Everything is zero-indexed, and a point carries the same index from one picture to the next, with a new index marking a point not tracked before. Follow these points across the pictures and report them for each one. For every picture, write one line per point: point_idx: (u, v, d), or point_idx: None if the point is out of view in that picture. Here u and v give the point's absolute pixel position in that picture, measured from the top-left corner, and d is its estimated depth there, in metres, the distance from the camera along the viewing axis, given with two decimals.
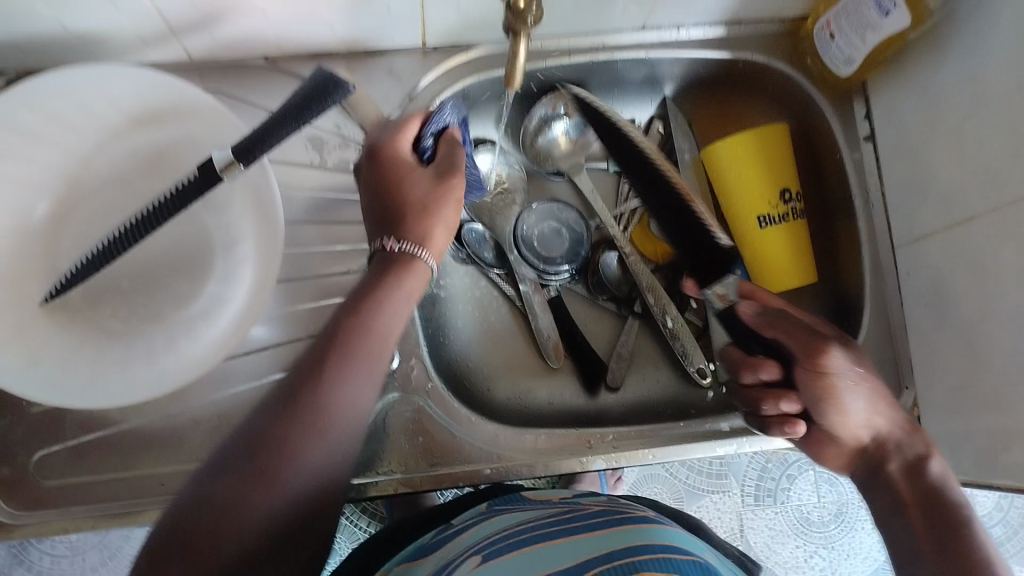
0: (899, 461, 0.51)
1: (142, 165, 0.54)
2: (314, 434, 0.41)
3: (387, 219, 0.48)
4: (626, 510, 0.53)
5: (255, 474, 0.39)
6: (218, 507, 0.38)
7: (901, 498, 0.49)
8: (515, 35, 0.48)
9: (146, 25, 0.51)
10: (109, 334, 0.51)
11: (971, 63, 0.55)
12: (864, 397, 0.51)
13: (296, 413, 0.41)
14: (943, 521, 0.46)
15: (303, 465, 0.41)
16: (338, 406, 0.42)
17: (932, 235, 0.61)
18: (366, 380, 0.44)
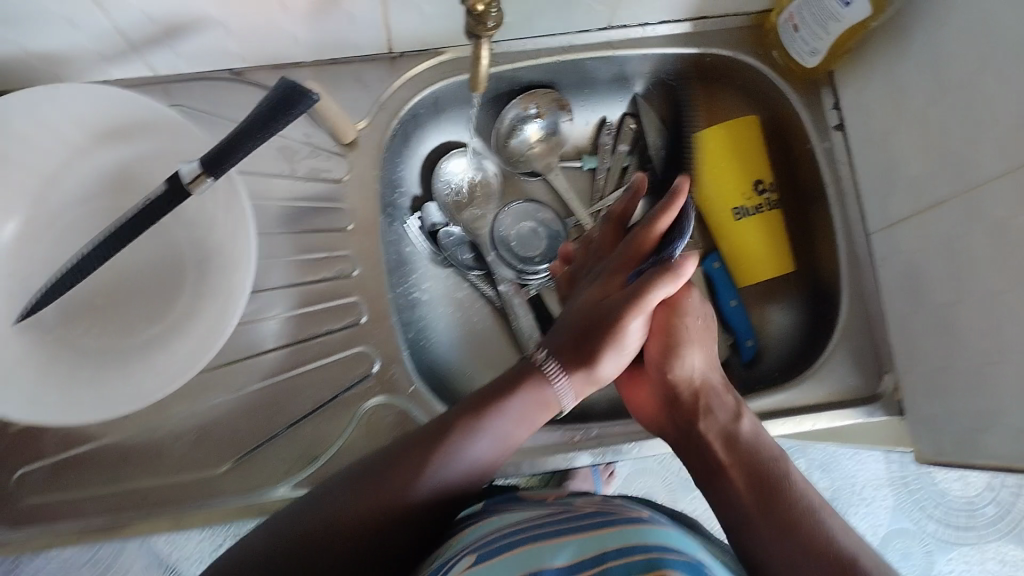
0: (716, 422, 0.54)
1: (111, 183, 0.54)
2: (441, 470, 0.49)
3: (573, 349, 0.53)
4: (620, 513, 0.53)
5: (364, 500, 0.48)
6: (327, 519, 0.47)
7: (718, 461, 0.53)
8: (478, 39, 0.49)
9: (107, 42, 0.51)
10: (85, 352, 0.51)
11: (932, 52, 0.56)
12: (693, 348, 0.56)
13: (423, 458, 0.49)
14: (772, 495, 0.49)
15: (418, 495, 0.49)
16: (467, 459, 0.50)
17: (903, 222, 0.61)
18: (489, 436, 0.51)
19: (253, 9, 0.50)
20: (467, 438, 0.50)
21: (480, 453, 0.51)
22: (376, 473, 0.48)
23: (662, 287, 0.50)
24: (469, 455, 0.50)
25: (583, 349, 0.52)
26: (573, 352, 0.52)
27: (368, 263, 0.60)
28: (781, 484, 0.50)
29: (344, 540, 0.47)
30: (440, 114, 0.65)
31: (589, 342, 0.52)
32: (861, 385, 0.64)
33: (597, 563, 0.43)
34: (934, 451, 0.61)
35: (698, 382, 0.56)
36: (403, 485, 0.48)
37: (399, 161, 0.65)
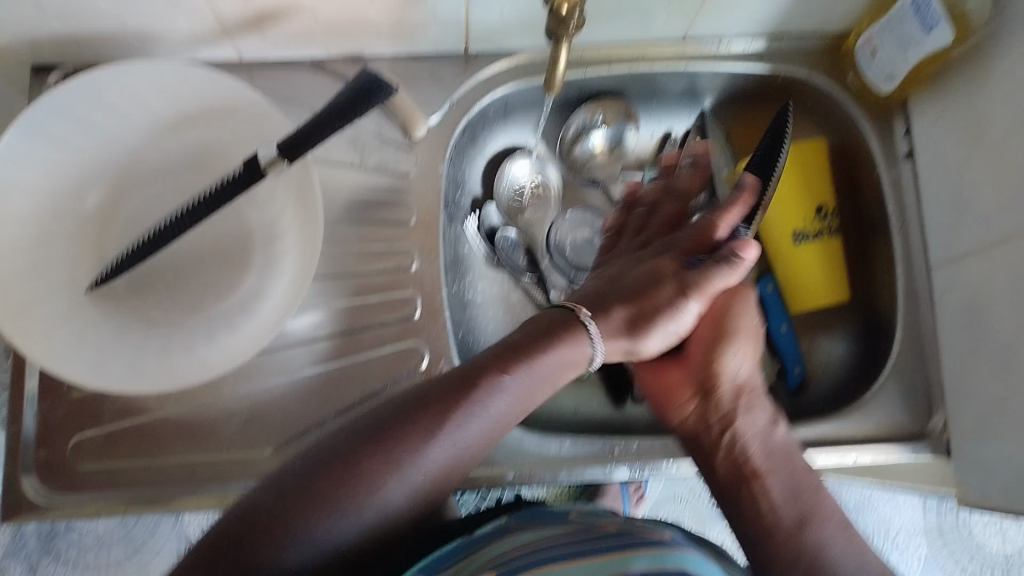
0: (751, 422, 0.49)
1: (189, 160, 0.55)
2: (436, 447, 0.43)
3: (629, 304, 0.49)
4: (642, 530, 0.50)
5: (341, 481, 0.41)
6: (295, 509, 0.40)
7: (746, 468, 0.48)
8: (557, 41, 0.49)
9: (199, 24, 0.52)
10: (149, 322, 0.52)
11: (1013, 85, 0.55)
12: (744, 347, 0.50)
13: (401, 442, 0.42)
14: (801, 520, 0.46)
15: (392, 489, 0.42)
16: (465, 430, 0.44)
17: (969, 256, 0.60)
18: (489, 412, 0.45)
19: (342, 0, 0.51)
20: (455, 420, 0.44)
21: (466, 441, 0.44)
22: (345, 464, 0.41)
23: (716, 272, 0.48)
24: (454, 445, 0.44)
25: (636, 313, 0.48)
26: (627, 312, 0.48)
27: (428, 257, 0.60)
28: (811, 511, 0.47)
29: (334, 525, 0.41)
30: (508, 115, 0.66)
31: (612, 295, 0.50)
32: (909, 422, 0.63)
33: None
34: (980, 496, 0.60)
35: (742, 381, 0.50)
36: (375, 476, 0.42)
37: (463, 159, 0.65)
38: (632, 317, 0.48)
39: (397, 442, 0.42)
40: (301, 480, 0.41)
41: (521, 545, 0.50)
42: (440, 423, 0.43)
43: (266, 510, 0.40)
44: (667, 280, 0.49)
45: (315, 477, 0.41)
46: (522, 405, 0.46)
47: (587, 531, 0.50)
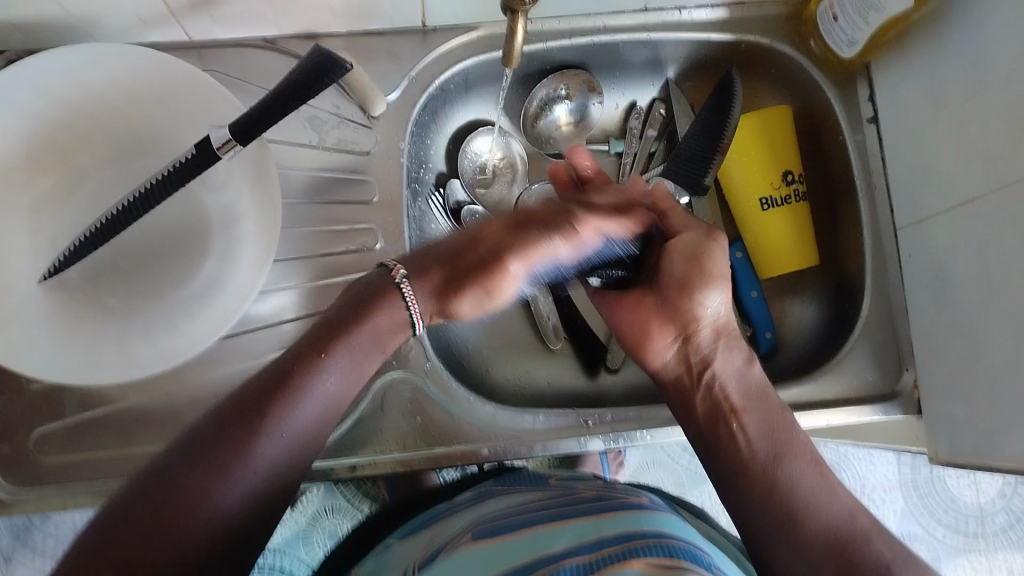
0: (727, 363, 0.52)
1: (141, 144, 0.54)
2: (298, 409, 0.44)
3: (446, 268, 0.50)
4: (620, 495, 0.53)
5: (210, 465, 0.40)
6: (156, 508, 0.38)
7: (723, 405, 0.51)
8: (514, 13, 0.48)
9: (143, 4, 0.51)
10: (107, 313, 0.51)
11: (973, 47, 0.55)
12: (720, 293, 0.52)
13: (240, 435, 0.41)
14: (774, 452, 0.49)
15: (234, 491, 0.41)
16: (323, 389, 0.45)
17: (933, 219, 0.60)
18: (347, 364, 0.46)
19: None
20: (285, 409, 0.43)
21: (301, 426, 0.44)
22: (190, 462, 0.40)
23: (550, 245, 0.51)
24: (291, 428, 0.43)
25: (455, 270, 0.50)
26: (443, 271, 0.50)
27: (392, 236, 0.59)
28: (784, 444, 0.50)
29: (230, 497, 0.41)
30: (469, 90, 0.65)
31: (442, 258, 0.50)
32: (879, 382, 0.64)
33: (594, 549, 0.41)
34: (951, 452, 0.60)
35: (720, 323, 0.53)
36: (223, 471, 0.40)
37: (425, 136, 0.64)
38: (447, 278, 0.50)
39: (233, 441, 0.41)
40: (147, 485, 0.39)
41: (497, 513, 0.51)
42: (276, 411, 0.43)
43: (129, 514, 0.38)
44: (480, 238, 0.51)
45: (184, 468, 0.40)
46: (354, 374, 0.47)
47: (566, 496, 0.53)
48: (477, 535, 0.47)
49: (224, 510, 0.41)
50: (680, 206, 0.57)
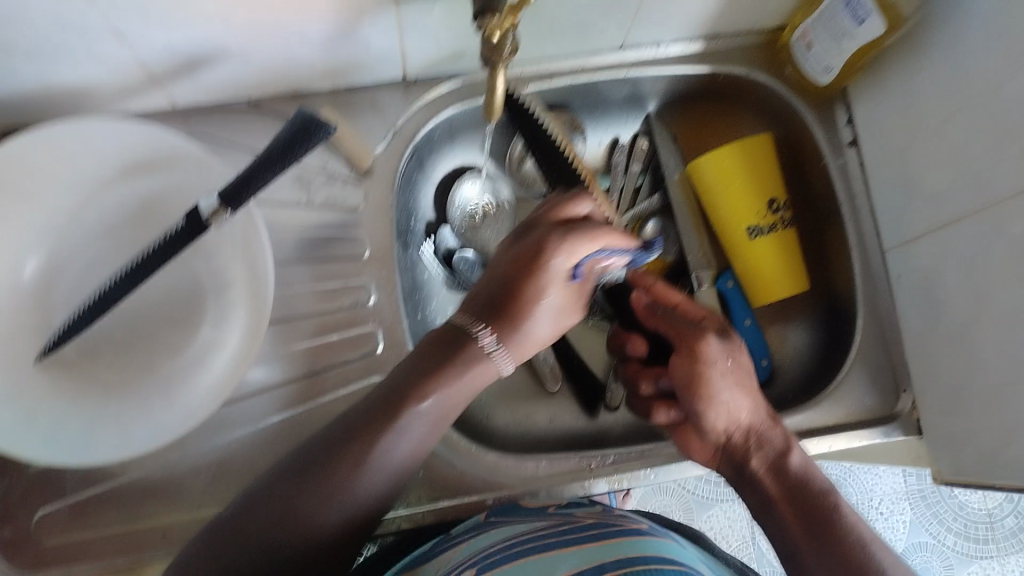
0: (761, 459, 0.52)
1: (131, 215, 0.53)
2: (412, 426, 0.46)
3: (509, 322, 0.50)
4: (619, 522, 0.51)
5: (332, 476, 0.43)
6: (279, 514, 0.42)
7: (771, 496, 0.51)
8: (494, 67, 0.48)
9: (127, 75, 0.50)
10: (106, 388, 0.50)
11: (948, 70, 0.56)
12: (734, 394, 0.52)
13: (356, 453, 0.44)
14: (816, 531, 0.48)
15: (349, 504, 0.44)
16: (432, 412, 0.47)
17: (920, 238, 0.61)
18: (460, 388, 0.48)
19: (275, 42, 0.50)
20: (396, 435, 0.46)
21: (410, 450, 0.46)
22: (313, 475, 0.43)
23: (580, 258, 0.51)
24: (398, 455, 0.46)
25: (513, 322, 0.50)
26: (500, 318, 0.50)
27: (386, 289, 0.59)
28: (826, 525, 0.48)
29: (346, 506, 0.44)
30: (454, 138, 0.65)
31: (500, 312, 0.50)
32: (879, 406, 0.64)
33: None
34: (954, 470, 0.60)
35: (743, 423, 0.53)
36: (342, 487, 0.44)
37: (413, 186, 0.64)
38: (512, 331, 0.50)
39: (353, 455, 0.44)
40: (278, 485, 0.43)
41: (496, 542, 0.50)
42: (394, 429, 0.45)
43: (261, 513, 0.42)
44: (531, 282, 0.50)
45: (309, 478, 0.43)
46: (457, 403, 0.49)
47: (566, 523, 0.51)
48: (478, 568, 0.46)
49: (339, 519, 0.44)
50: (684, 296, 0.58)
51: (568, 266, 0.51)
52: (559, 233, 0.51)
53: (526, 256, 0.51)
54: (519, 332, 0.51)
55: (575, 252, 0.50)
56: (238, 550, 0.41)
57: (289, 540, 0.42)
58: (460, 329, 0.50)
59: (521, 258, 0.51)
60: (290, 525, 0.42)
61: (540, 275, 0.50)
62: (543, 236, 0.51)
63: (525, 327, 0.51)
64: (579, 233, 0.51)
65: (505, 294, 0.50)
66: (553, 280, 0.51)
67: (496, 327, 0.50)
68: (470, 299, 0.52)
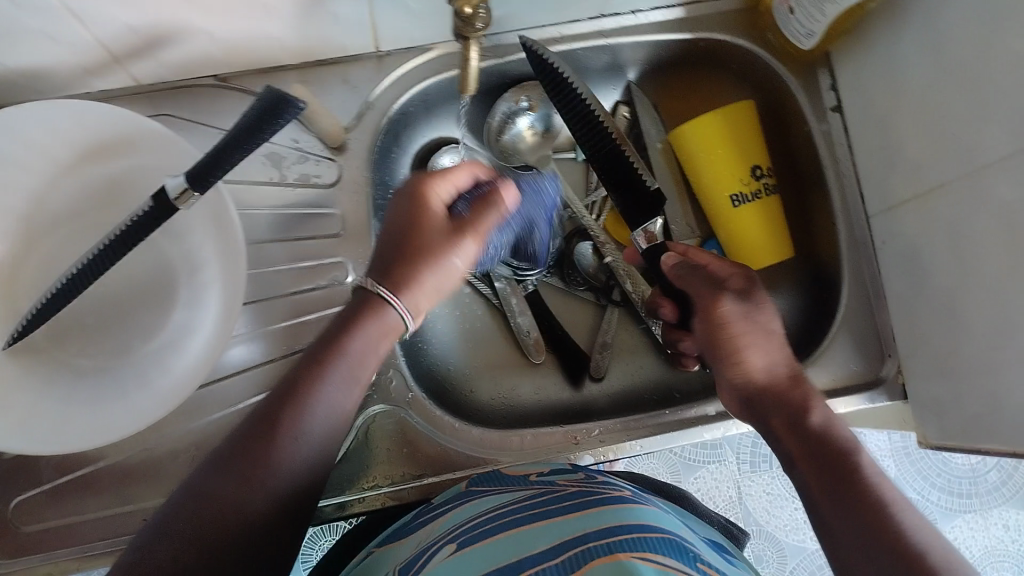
0: (785, 415, 0.52)
1: (96, 198, 0.52)
2: (311, 411, 0.43)
3: (396, 268, 0.47)
4: (601, 489, 0.50)
5: (240, 472, 0.40)
6: (197, 514, 0.39)
7: (795, 454, 0.50)
8: (467, 40, 0.47)
9: (85, 55, 0.49)
10: (76, 373, 0.50)
11: (932, 34, 0.55)
12: (760, 347, 0.53)
13: (262, 445, 0.41)
14: (846, 480, 0.46)
15: (265, 497, 0.41)
16: (330, 393, 0.44)
17: (904, 205, 0.60)
18: (356, 364, 0.45)
19: (237, 16, 0.48)
20: (320, 387, 0.43)
21: (336, 401, 0.44)
22: (233, 452, 0.41)
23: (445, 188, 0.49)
24: (304, 441, 0.43)
25: (398, 265, 0.47)
26: (391, 262, 0.47)
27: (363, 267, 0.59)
28: (854, 475, 0.46)
29: (265, 500, 0.41)
30: (429, 110, 0.64)
31: (390, 260, 0.47)
32: (863, 370, 0.65)
33: (580, 544, 0.40)
34: (939, 435, 0.60)
35: (777, 377, 0.53)
36: (264, 462, 0.41)
37: (388, 160, 0.63)
38: (400, 275, 0.47)
39: (255, 448, 0.41)
40: (179, 502, 0.40)
41: (477, 513, 0.49)
42: (301, 410, 0.43)
43: (170, 529, 0.38)
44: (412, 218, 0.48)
45: (215, 481, 0.40)
46: (353, 384, 0.45)
47: (549, 492, 0.51)
48: (459, 538, 0.45)
49: (260, 514, 0.41)
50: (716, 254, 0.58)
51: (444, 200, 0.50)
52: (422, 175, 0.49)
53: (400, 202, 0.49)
54: (418, 278, 0.47)
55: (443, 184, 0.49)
56: (164, 551, 0.38)
57: (202, 545, 0.38)
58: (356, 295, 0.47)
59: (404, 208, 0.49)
60: (203, 530, 0.39)
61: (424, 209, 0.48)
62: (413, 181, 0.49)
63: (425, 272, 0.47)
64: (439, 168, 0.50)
65: (393, 237, 0.47)
66: (437, 218, 0.48)
67: (390, 276, 0.47)
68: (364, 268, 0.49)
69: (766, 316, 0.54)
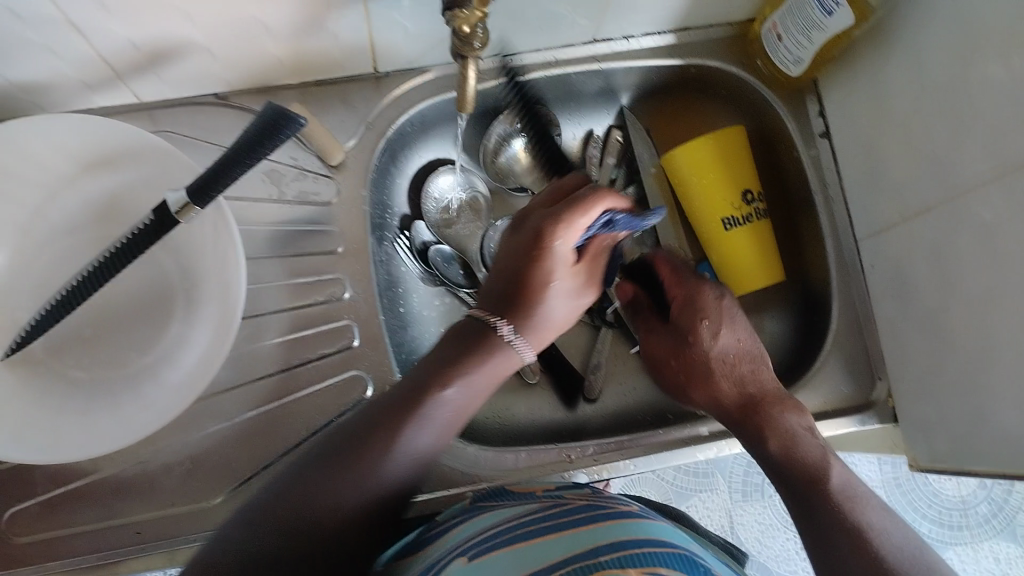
0: (775, 438, 0.54)
1: (96, 212, 0.53)
2: (423, 426, 0.49)
3: (520, 301, 0.53)
4: (610, 502, 0.51)
5: (340, 472, 0.46)
6: (299, 496, 0.45)
7: (788, 472, 0.53)
8: (465, 59, 0.49)
9: (91, 70, 0.50)
10: (73, 384, 0.51)
11: (914, 60, 0.56)
12: (727, 369, 0.58)
13: (373, 448, 0.47)
14: (811, 497, 0.51)
15: (355, 495, 0.46)
16: (444, 409, 0.50)
17: (889, 227, 0.62)
18: (478, 381, 0.51)
19: (240, 36, 0.50)
20: (409, 431, 0.48)
21: (423, 446, 0.49)
22: (325, 470, 0.46)
23: (580, 225, 0.50)
24: (412, 452, 0.49)
25: (519, 299, 0.53)
26: (512, 296, 0.53)
27: (359, 284, 0.59)
28: (820, 490, 0.52)
29: (353, 500, 0.46)
30: (427, 131, 0.65)
31: (513, 293, 0.53)
32: (855, 392, 0.65)
33: (590, 555, 0.41)
34: (928, 457, 0.61)
35: (753, 395, 0.57)
36: (370, 467, 0.47)
37: (386, 179, 0.64)
38: (512, 305, 0.53)
39: (358, 455, 0.47)
40: (286, 483, 0.46)
41: (488, 526, 0.50)
42: (410, 421, 0.48)
43: (268, 513, 0.45)
44: (533, 253, 0.51)
45: (312, 479, 0.46)
46: (470, 404, 0.52)
47: (557, 505, 0.51)
48: (469, 550, 0.46)
49: (347, 512, 0.46)
50: (688, 267, 0.62)
51: (569, 247, 0.52)
52: (552, 214, 0.50)
53: (529, 234, 0.51)
54: (536, 318, 0.54)
55: (578, 220, 0.50)
56: (267, 534, 0.44)
57: (293, 530, 0.45)
58: (478, 320, 0.54)
59: (524, 246, 0.52)
60: (298, 513, 0.45)
61: (544, 261, 0.52)
62: (538, 222, 0.51)
63: (542, 313, 0.54)
64: (572, 210, 0.50)
65: (521, 277, 0.52)
66: (560, 263, 0.52)
67: (512, 318, 0.53)
68: (484, 290, 0.55)
69: (722, 332, 0.59)
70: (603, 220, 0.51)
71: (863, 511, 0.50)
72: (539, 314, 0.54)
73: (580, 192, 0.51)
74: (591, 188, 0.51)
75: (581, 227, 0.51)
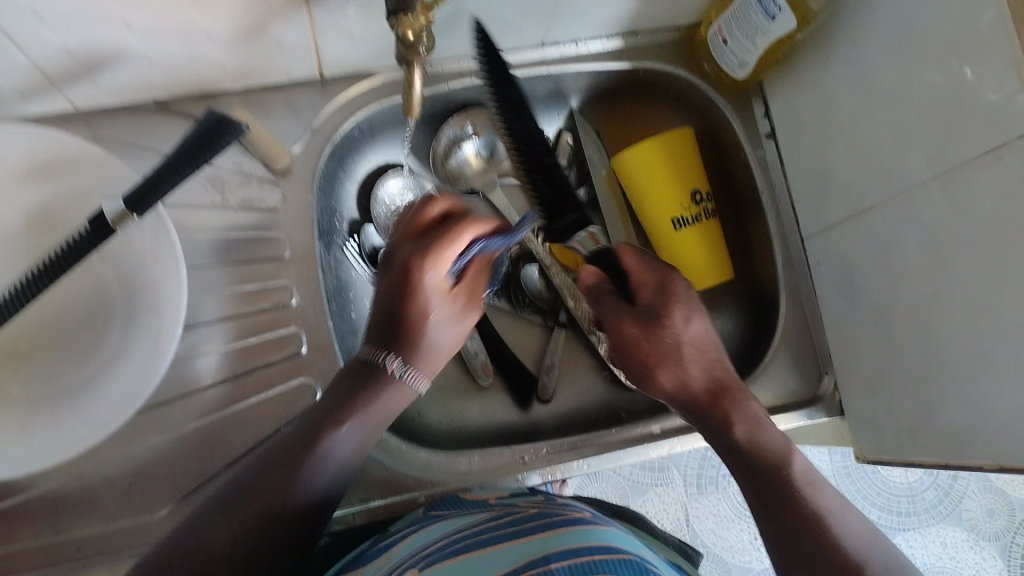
0: (743, 424, 0.54)
1: (32, 224, 0.51)
2: (324, 458, 0.49)
3: (401, 335, 0.53)
4: (562, 510, 0.52)
5: (249, 507, 0.46)
6: (204, 541, 0.44)
7: (749, 463, 0.53)
8: (409, 65, 0.48)
9: (21, 78, 0.48)
10: (10, 402, 0.49)
11: (856, 66, 0.57)
12: (693, 358, 0.57)
13: (277, 479, 0.47)
14: (775, 486, 0.52)
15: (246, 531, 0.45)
16: (343, 444, 0.50)
17: (835, 227, 0.63)
18: (367, 418, 0.51)
19: (178, 42, 0.48)
20: (313, 460, 0.48)
21: (328, 477, 0.49)
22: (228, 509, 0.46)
23: (450, 253, 0.53)
24: (317, 482, 0.48)
25: (401, 333, 0.53)
26: (399, 333, 0.53)
27: (308, 291, 0.59)
28: (787, 477, 0.52)
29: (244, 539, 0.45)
30: (375, 136, 0.64)
31: (394, 325, 0.53)
32: (802, 387, 0.67)
33: (543, 563, 0.42)
34: (875, 450, 0.63)
35: (719, 382, 0.57)
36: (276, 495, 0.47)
37: (333, 183, 0.63)
38: (398, 338, 0.53)
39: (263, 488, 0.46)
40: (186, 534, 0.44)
41: (439, 537, 0.50)
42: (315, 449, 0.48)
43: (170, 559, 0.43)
44: (407, 286, 0.53)
45: (218, 519, 0.45)
46: (366, 440, 0.52)
47: (509, 514, 0.51)
48: (420, 562, 0.46)
49: (241, 546, 0.45)
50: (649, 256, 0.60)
51: (441, 276, 0.54)
52: (415, 251, 0.53)
53: (399, 274, 0.53)
54: (421, 348, 0.54)
55: (444, 254, 0.53)
56: None
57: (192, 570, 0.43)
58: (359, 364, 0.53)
59: (396, 284, 0.53)
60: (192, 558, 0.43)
61: (417, 294, 0.53)
62: (406, 259, 0.53)
63: (425, 341, 0.54)
64: (438, 241, 0.53)
65: (399, 314, 0.53)
66: (433, 294, 0.54)
67: (399, 351, 0.53)
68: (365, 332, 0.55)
69: (693, 321, 0.58)
70: (473, 249, 0.54)
71: (822, 497, 0.51)
72: (421, 342, 0.54)
73: (444, 225, 0.53)
74: (457, 217, 0.54)
75: (450, 259, 0.53)
